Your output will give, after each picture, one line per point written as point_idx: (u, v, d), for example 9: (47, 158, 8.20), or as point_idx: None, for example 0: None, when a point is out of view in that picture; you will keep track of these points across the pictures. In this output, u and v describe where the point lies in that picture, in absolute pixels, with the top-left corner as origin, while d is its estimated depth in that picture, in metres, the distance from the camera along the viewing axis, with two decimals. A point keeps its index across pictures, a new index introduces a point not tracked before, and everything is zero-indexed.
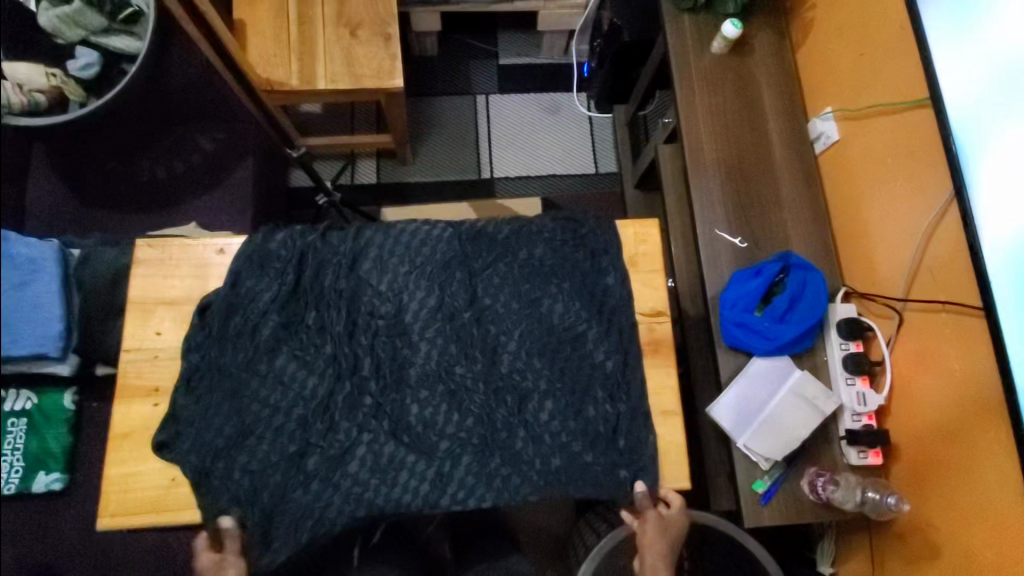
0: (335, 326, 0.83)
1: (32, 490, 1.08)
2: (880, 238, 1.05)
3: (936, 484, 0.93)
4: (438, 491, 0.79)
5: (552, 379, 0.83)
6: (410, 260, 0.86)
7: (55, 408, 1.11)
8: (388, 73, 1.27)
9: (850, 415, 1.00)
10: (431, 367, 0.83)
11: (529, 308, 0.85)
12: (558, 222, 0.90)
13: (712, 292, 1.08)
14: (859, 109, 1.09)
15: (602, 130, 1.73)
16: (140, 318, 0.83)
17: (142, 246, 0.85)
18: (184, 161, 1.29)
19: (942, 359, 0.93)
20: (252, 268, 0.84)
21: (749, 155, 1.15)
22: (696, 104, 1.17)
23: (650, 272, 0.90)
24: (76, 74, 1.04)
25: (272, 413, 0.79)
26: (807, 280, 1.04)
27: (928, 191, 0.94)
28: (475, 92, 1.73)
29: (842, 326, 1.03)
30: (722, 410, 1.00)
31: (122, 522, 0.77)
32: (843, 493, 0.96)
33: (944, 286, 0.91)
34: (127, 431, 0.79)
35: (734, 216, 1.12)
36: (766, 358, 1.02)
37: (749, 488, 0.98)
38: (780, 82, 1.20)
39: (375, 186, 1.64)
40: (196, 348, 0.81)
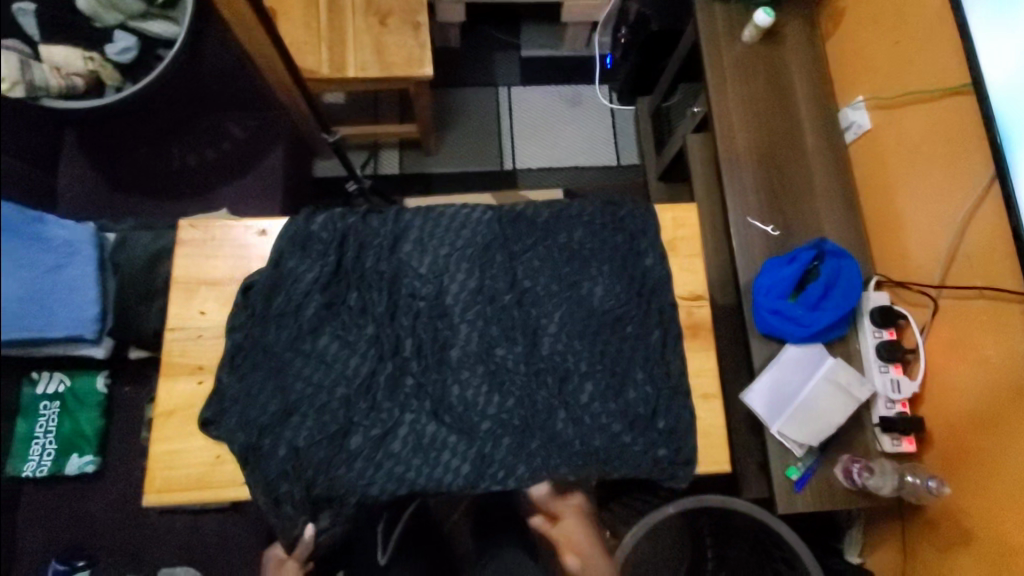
0: (377, 307, 0.83)
1: (66, 472, 1.09)
2: (913, 226, 1.05)
3: (971, 472, 0.93)
4: (480, 471, 0.79)
5: (593, 361, 0.83)
6: (451, 242, 0.87)
7: (87, 390, 1.11)
8: (417, 62, 1.28)
9: (884, 403, 1.01)
10: (472, 349, 0.83)
11: (569, 290, 0.86)
12: (597, 206, 0.90)
13: (745, 279, 1.08)
14: (893, 98, 1.09)
15: (624, 122, 1.74)
16: (184, 298, 0.84)
17: (185, 226, 0.86)
18: (215, 149, 1.28)
19: (979, 345, 0.92)
20: (295, 249, 0.85)
21: (779, 143, 1.16)
22: (727, 93, 1.17)
23: (688, 255, 0.91)
24: (113, 58, 1.06)
25: (316, 391, 0.80)
26: (841, 267, 1.04)
27: (966, 178, 0.94)
28: (497, 83, 1.74)
29: (876, 314, 1.03)
30: (756, 397, 1.00)
31: (169, 498, 0.77)
32: (879, 479, 0.96)
33: (982, 273, 0.91)
34: (173, 407, 0.80)
35: (765, 204, 1.12)
36: (800, 345, 1.02)
37: (783, 474, 0.99)
38: (810, 72, 1.20)
39: (398, 176, 1.65)
40: (240, 327, 0.81)
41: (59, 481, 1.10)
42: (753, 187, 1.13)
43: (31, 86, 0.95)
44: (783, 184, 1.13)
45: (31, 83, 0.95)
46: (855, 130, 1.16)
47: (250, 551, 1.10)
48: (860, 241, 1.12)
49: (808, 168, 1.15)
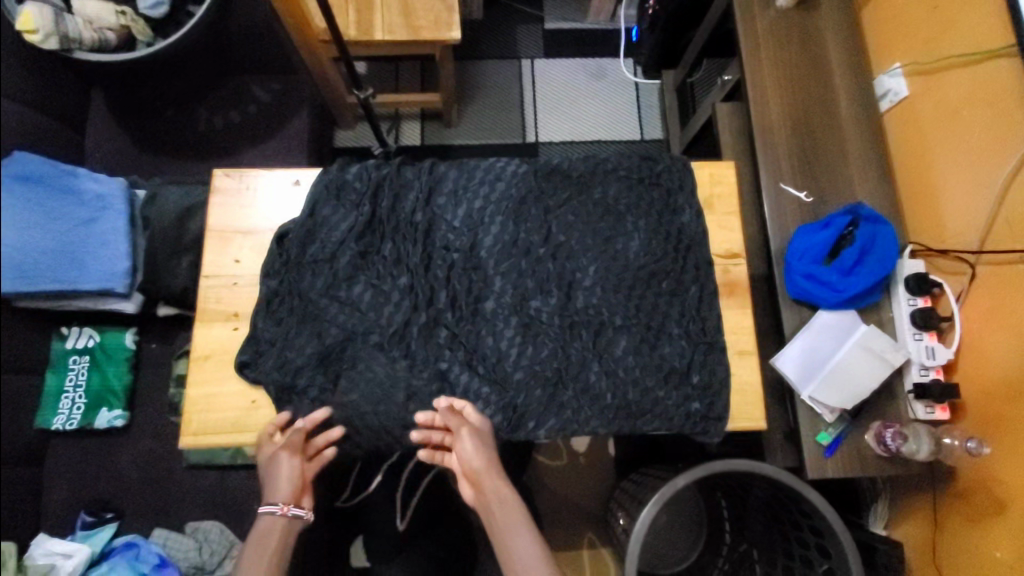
0: (411, 258, 0.83)
1: (96, 426, 1.10)
2: (951, 193, 1.03)
3: (1005, 440, 0.92)
4: (512, 420, 0.79)
5: (628, 316, 0.83)
6: (485, 194, 0.86)
7: (116, 347, 1.13)
8: (445, 25, 1.26)
9: (917, 370, 0.99)
10: (507, 301, 0.83)
11: (604, 246, 0.85)
12: (633, 162, 0.90)
13: (777, 245, 1.07)
14: (929, 63, 1.07)
15: (647, 96, 1.72)
16: (220, 245, 0.84)
17: (220, 175, 0.86)
18: (240, 111, 1.28)
19: (1017, 312, 0.91)
20: (329, 198, 0.84)
21: (813, 110, 1.14)
22: (761, 58, 1.16)
23: (725, 214, 0.89)
24: (144, 13, 1.05)
25: (351, 339, 0.80)
26: (877, 233, 1.02)
27: (1006, 141, 0.92)
28: (520, 56, 1.72)
29: (911, 281, 1.02)
30: (787, 361, 0.99)
31: (204, 440, 0.78)
32: (913, 444, 0.95)
33: (1021, 236, 0.89)
34: (208, 352, 0.80)
35: (799, 171, 1.11)
36: (832, 310, 1.01)
37: (813, 439, 0.99)
38: (847, 37, 1.18)
39: (418, 147, 1.64)
40: (275, 273, 0.82)
41: (88, 436, 1.11)
42: (786, 153, 1.11)
43: (66, 39, 0.97)
44: (816, 150, 1.12)
45: (64, 34, 0.96)
46: (891, 98, 1.14)
47: None
48: (894, 209, 1.10)
49: (842, 135, 1.13)
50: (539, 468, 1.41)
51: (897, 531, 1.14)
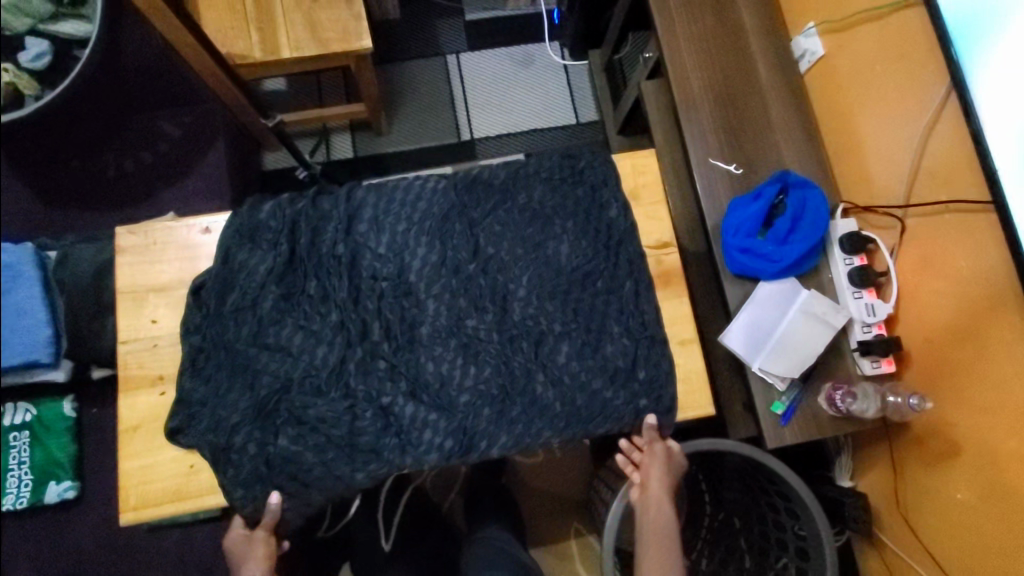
0: (338, 293, 0.80)
1: (46, 501, 1.04)
2: (876, 147, 1.03)
3: (953, 385, 0.94)
4: (462, 445, 0.77)
5: (567, 322, 0.82)
6: (406, 216, 0.82)
7: (54, 417, 1.07)
8: (355, 35, 1.21)
9: (860, 327, 1.01)
10: (443, 324, 0.80)
11: (535, 253, 0.83)
12: (555, 162, 0.87)
13: (713, 221, 1.07)
14: (843, 18, 1.05)
15: (578, 78, 1.69)
16: (133, 307, 0.80)
17: (123, 233, 0.81)
18: (152, 151, 1.22)
19: (951, 259, 0.92)
20: (242, 242, 0.80)
21: (735, 79, 1.13)
22: (677, 33, 1.14)
23: (652, 204, 0.89)
24: (28, 67, 0.93)
25: (284, 386, 0.77)
26: (807, 198, 1.03)
27: (923, 93, 0.92)
28: (445, 52, 1.67)
29: (845, 241, 1.02)
30: (735, 337, 1.00)
31: (146, 514, 0.75)
32: (862, 403, 0.97)
33: (947, 186, 0.90)
34: (137, 422, 0.76)
35: (727, 143, 1.10)
36: (773, 280, 1.02)
37: (768, 410, 1.00)
38: (760, 1, 1.16)
39: (352, 160, 1.59)
40: (195, 328, 0.78)
41: (39, 513, 1.07)
42: (712, 127, 1.10)
43: None
44: (742, 120, 1.11)
45: None
46: (809, 58, 1.14)
47: None
48: (824, 170, 1.10)
49: (766, 102, 1.13)
50: (517, 468, 1.41)
51: (863, 483, 1.17)
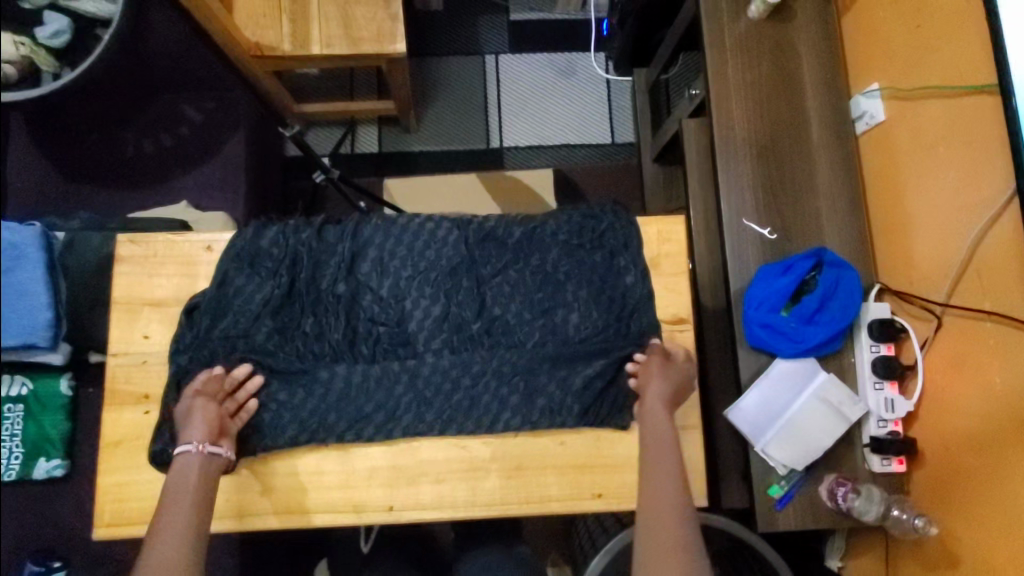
0: (333, 333, 0.78)
1: (34, 476, 1.07)
2: (922, 233, 0.96)
3: (962, 497, 0.89)
4: None
5: (565, 393, 0.78)
6: (413, 263, 0.80)
7: (51, 395, 1.07)
8: (389, 37, 1.15)
9: (875, 422, 0.96)
10: (435, 380, 0.77)
11: (542, 318, 0.80)
12: (574, 222, 0.83)
13: (736, 287, 1.01)
14: (908, 89, 0.97)
15: (619, 95, 1.61)
16: (127, 319, 0.78)
17: (124, 241, 0.79)
18: (172, 135, 1.19)
19: (984, 371, 0.86)
20: (241, 267, 0.78)
21: (783, 136, 1.05)
22: (728, 77, 1.06)
23: (673, 274, 0.84)
24: (45, 43, 0.94)
25: (269, 423, 0.75)
26: (839, 277, 0.97)
27: (983, 189, 0.85)
28: (484, 51, 1.60)
29: (874, 328, 0.97)
30: (741, 413, 0.96)
31: (119, 531, 0.75)
32: (864, 502, 0.92)
33: (991, 293, 0.84)
34: (119, 439, 0.76)
35: (764, 204, 1.03)
36: (791, 360, 0.97)
37: (765, 492, 0.96)
38: (822, 52, 1.08)
39: (376, 155, 1.54)
40: (184, 349, 0.76)
41: (28, 484, 1.09)
42: (750, 185, 1.04)
43: None
44: (783, 182, 1.04)
45: None
46: (867, 121, 1.05)
47: (222, 555, 1.09)
48: (863, 245, 1.03)
49: (813, 164, 1.05)
50: None
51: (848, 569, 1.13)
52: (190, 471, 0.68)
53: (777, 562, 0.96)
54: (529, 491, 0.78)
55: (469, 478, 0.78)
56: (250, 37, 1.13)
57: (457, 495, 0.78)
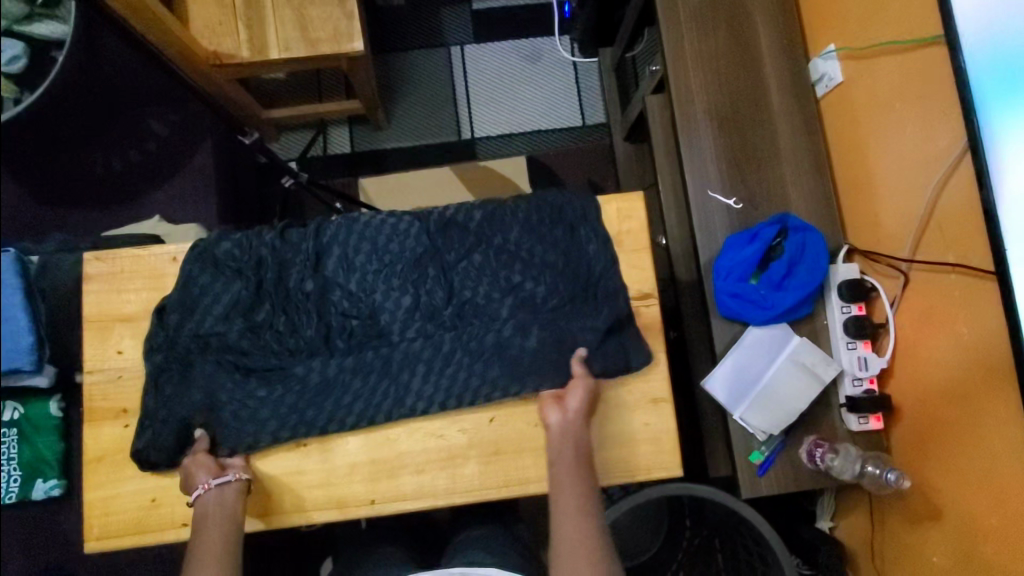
0: (307, 329, 0.79)
1: (33, 496, 1.09)
2: (887, 190, 0.96)
3: (939, 450, 0.91)
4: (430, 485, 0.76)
5: (541, 367, 0.78)
6: (378, 258, 0.81)
7: (41, 416, 1.10)
8: (346, 36, 1.15)
9: (850, 381, 0.97)
10: (410, 364, 0.79)
11: (512, 295, 0.80)
12: (529, 198, 0.85)
13: (705, 258, 1.02)
14: (863, 46, 0.97)
15: (587, 76, 1.61)
16: (99, 336, 0.79)
17: (90, 259, 0.80)
18: (139, 149, 1.21)
19: (951, 321, 0.87)
20: (205, 269, 0.80)
21: (743, 105, 1.05)
22: (684, 50, 1.06)
23: (636, 251, 0.85)
24: (3, 70, 0.91)
25: (248, 420, 0.76)
26: (805, 241, 0.98)
27: (937, 139, 0.85)
28: (448, 43, 1.60)
29: (843, 288, 0.97)
30: (717, 382, 0.97)
31: (109, 544, 0.76)
32: (842, 462, 0.93)
33: (954, 244, 0.84)
34: (100, 454, 0.77)
35: (728, 174, 1.04)
36: (762, 326, 0.98)
37: (746, 459, 0.97)
38: (777, 17, 1.08)
39: (348, 155, 1.55)
40: (159, 348, 0.78)
41: (29, 504, 1.11)
42: (713, 156, 1.04)
43: None
44: (746, 150, 1.04)
45: None
46: (826, 84, 1.05)
47: None
48: (829, 207, 1.04)
49: (774, 130, 1.05)
50: None
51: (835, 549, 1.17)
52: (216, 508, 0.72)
53: (771, 537, 0.98)
54: (507, 474, 0.80)
55: (447, 466, 0.80)
56: (207, 47, 1.13)
57: (437, 484, 0.79)
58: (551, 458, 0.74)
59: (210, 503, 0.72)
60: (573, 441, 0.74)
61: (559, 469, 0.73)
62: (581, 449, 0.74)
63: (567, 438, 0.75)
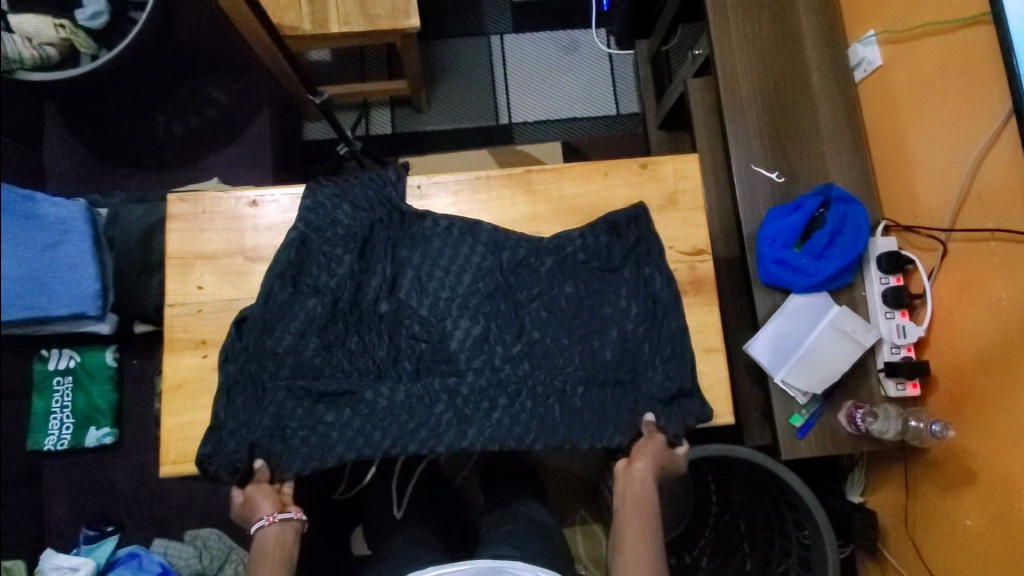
0: (377, 351, 0.81)
1: (86, 444, 1.13)
2: (925, 169, 1.01)
3: (975, 416, 0.94)
4: (503, 432, 0.79)
5: (605, 420, 0.80)
6: (451, 285, 0.83)
7: (98, 366, 1.13)
8: (403, 13, 1.20)
9: (889, 348, 1.01)
10: (474, 398, 0.80)
11: (580, 344, 0.82)
12: (600, 242, 0.85)
13: (749, 229, 1.06)
14: (903, 31, 1.02)
15: (622, 67, 1.67)
16: (180, 272, 0.83)
17: (175, 200, 0.84)
18: (200, 115, 1.24)
19: (990, 291, 0.90)
20: (284, 285, 0.81)
21: (787, 88, 1.10)
22: (730, 33, 1.11)
23: (691, 210, 0.88)
24: (85, 25, 0.99)
25: (316, 446, 0.78)
26: (847, 213, 1.02)
27: (979, 117, 0.90)
28: (489, 32, 1.66)
29: (882, 260, 1.01)
30: (760, 346, 1.00)
31: (185, 468, 0.80)
32: (881, 423, 0.97)
33: (993, 213, 0.89)
34: (180, 383, 0.81)
35: (771, 151, 1.08)
36: (804, 295, 1.01)
37: (786, 422, 1.00)
38: (819, 4, 1.13)
39: (390, 136, 1.60)
40: (234, 359, 0.80)
41: (81, 451, 1.14)
42: (757, 133, 1.08)
43: None
44: (788, 130, 1.09)
45: None
46: (865, 68, 1.10)
47: None
48: (867, 185, 1.08)
49: (815, 112, 1.10)
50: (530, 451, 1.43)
51: (863, 566, 1.22)
52: (273, 542, 0.76)
53: (804, 494, 0.98)
54: None
55: None
56: (272, 19, 1.18)
57: None
58: (619, 495, 0.80)
59: (271, 537, 0.77)
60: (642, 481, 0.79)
61: (627, 502, 0.79)
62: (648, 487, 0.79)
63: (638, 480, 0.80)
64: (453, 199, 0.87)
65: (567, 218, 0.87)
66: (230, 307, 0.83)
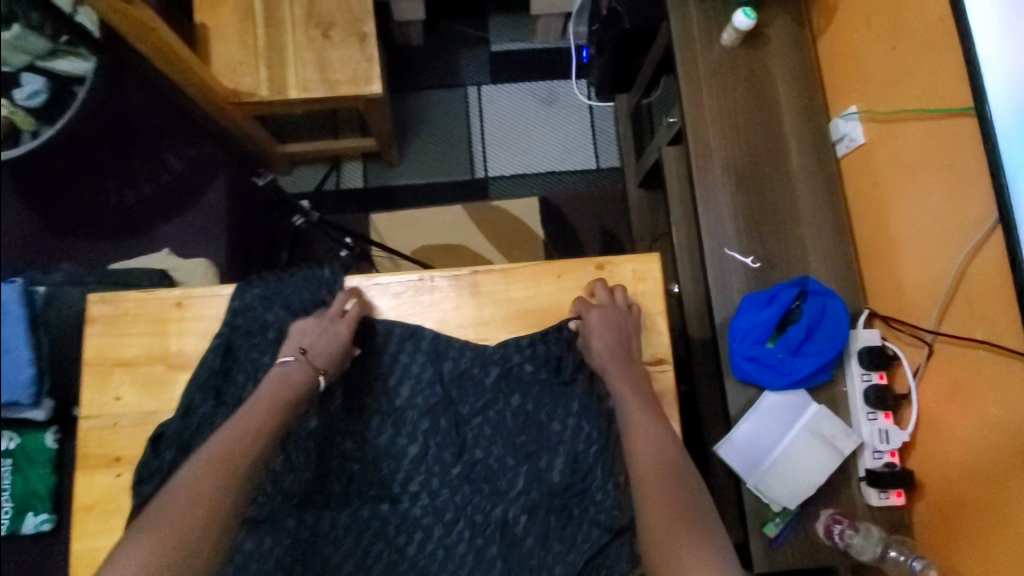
0: (303, 472, 0.75)
1: (23, 531, 1.04)
2: (910, 259, 0.94)
3: (961, 534, 0.86)
4: (437, 565, 0.73)
5: (548, 555, 0.73)
6: (388, 400, 0.78)
7: (37, 449, 1.06)
8: (364, 78, 1.15)
9: (871, 453, 0.94)
10: (408, 527, 0.74)
11: (525, 464, 0.76)
12: (551, 352, 0.79)
13: (721, 318, 0.99)
14: (886, 111, 0.96)
15: (602, 120, 1.61)
16: (98, 380, 0.78)
17: (95, 301, 0.79)
18: (153, 183, 1.20)
19: (977, 402, 0.83)
20: (206, 397, 0.76)
21: (762, 164, 1.04)
22: (703, 105, 1.05)
23: (650, 313, 0.82)
24: (23, 104, 1.04)
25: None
26: (825, 305, 0.95)
27: (964, 214, 0.83)
28: (466, 83, 1.61)
29: (864, 357, 0.94)
30: (732, 448, 0.93)
31: None
32: (863, 540, 0.88)
33: (981, 321, 0.81)
34: (91, 503, 0.75)
35: (746, 233, 1.02)
36: (779, 392, 0.94)
37: (759, 528, 0.92)
38: (797, 76, 1.07)
39: (361, 191, 1.54)
40: (149, 479, 0.73)
41: None
42: (730, 213, 1.02)
43: None
44: (765, 211, 1.03)
45: None
46: (848, 144, 1.04)
47: None
48: (848, 271, 1.01)
49: (793, 190, 1.04)
50: None
51: None
52: None
53: None
54: None
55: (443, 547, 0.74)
56: (226, 85, 1.13)
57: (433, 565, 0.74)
58: (636, 483, 0.66)
59: None
60: (655, 464, 0.67)
61: (648, 491, 0.65)
62: (667, 464, 0.67)
63: (649, 463, 0.67)
64: (393, 301, 0.82)
65: (515, 323, 0.81)
66: (148, 420, 0.77)
